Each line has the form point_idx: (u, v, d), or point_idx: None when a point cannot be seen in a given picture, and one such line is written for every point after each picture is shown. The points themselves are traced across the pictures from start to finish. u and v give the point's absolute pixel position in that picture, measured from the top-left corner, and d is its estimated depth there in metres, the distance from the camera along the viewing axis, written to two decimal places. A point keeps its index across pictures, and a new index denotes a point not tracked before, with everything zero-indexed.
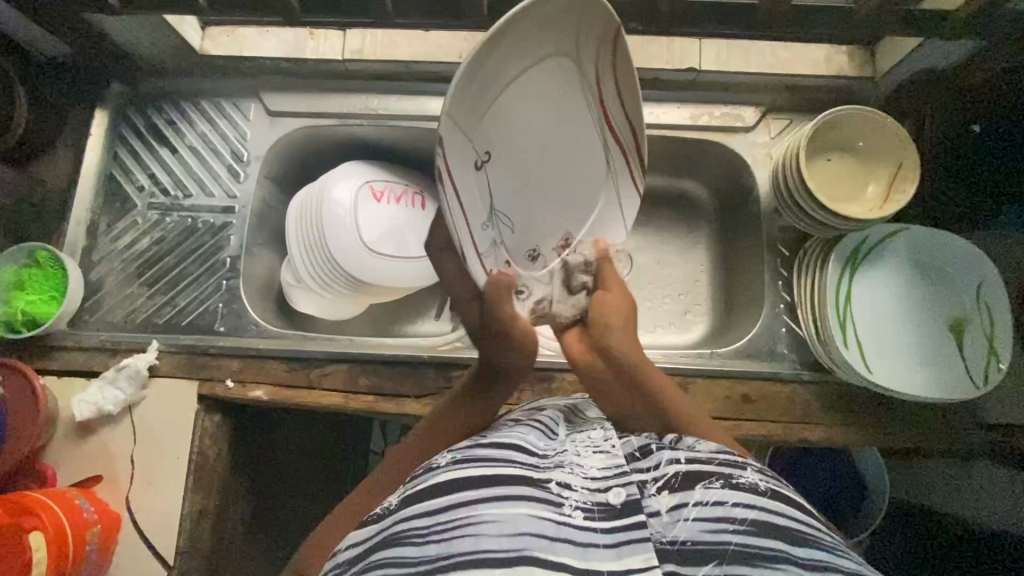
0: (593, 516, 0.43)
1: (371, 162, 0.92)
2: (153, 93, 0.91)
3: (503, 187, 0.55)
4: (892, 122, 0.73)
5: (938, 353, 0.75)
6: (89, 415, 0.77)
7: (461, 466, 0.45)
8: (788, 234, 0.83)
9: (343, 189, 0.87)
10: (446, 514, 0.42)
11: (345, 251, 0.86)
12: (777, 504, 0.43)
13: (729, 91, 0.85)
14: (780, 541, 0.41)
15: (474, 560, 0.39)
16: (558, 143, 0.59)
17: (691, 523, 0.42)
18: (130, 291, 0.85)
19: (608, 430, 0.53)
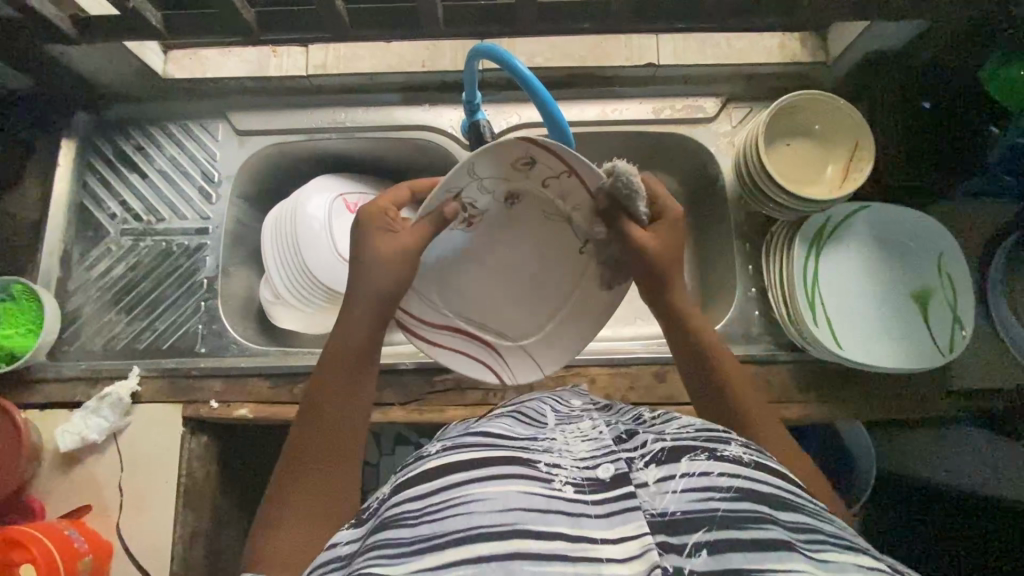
0: (583, 490, 0.44)
1: (343, 176, 0.94)
2: (119, 121, 0.91)
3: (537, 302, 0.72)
4: (846, 105, 0.75)
5: (907, 325, 0.78)
6: (74, 445, 0.77)
7: (450, 453, 0.46)
8: (754, 218, 0.85)
9: (316, 203, 0.88)
10: (438, 495, 0.43)
11: (324, 264, 0.87)
12: (761, 473, 0.44)
13: (687, 85, 0.88)
14: (767, 506, 0.41)
15: (468, 537, 0.40)
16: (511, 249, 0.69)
17: (678, 494, 0.42)
18: (107, 318, 0.85)
19: (596, 420, 0.54)
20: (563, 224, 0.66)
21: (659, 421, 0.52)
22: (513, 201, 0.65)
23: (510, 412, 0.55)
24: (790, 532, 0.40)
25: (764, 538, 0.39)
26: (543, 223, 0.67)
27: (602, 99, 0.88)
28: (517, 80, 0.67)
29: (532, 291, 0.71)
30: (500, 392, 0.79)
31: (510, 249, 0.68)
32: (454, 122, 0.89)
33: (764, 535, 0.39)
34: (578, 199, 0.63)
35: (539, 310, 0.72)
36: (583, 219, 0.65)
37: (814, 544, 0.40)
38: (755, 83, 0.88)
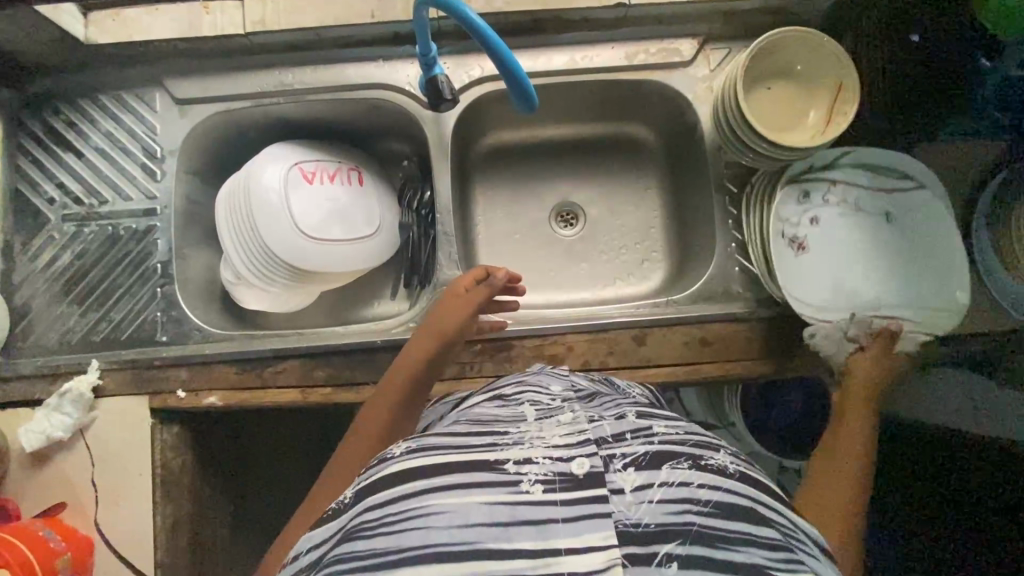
0: (555, 487, 0.42)
1: (300, 147, 0.87)
2: (48, 94, 0.84)
3: (876, 266, 0.74)
4: (830, 42, 0.70)
5: (894, 274, 0.74)
6: (39, 444, 0.74)
7: (417, 457, 0.46)
8: (735, 169, 0.81)
9: (275, 180, 0.83)
10: (394, 506, 0.42)
11: (288, 244, 0.82)
12: (744, 486, 0.45)
13: (662, 25, 0.81)
14: (745, 524, 0.42)
15: (425, 554, 0.39)
16: (829, 252, 0.75)
17: (654, 505, 0.42)
18: (59, 310, 0.81)
19: (577, 414, 0.53)
20: (873, 207, 0.76)
21: (642, 422, 0.52)
22: (814, 217, 0.76)
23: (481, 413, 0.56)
24: (766, 554, 0.41)
25: (735, 560, 0.40)
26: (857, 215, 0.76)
27: (570, 45, 0.82)
28: (467, 29, 0.63)
29: (873, 282, 0.74)
30: (476, 366, 0.77)
31: (883, 244, 0.75)
32: (411, 78, 0.82)
33: (737, 557, 0.40)
34: (837, 186, 0.76)
35: (880, 272, 0.74)
36: (877, 201, 0.76)
37: (788, 564, 0.41)
38: (734, 21, 0.82)
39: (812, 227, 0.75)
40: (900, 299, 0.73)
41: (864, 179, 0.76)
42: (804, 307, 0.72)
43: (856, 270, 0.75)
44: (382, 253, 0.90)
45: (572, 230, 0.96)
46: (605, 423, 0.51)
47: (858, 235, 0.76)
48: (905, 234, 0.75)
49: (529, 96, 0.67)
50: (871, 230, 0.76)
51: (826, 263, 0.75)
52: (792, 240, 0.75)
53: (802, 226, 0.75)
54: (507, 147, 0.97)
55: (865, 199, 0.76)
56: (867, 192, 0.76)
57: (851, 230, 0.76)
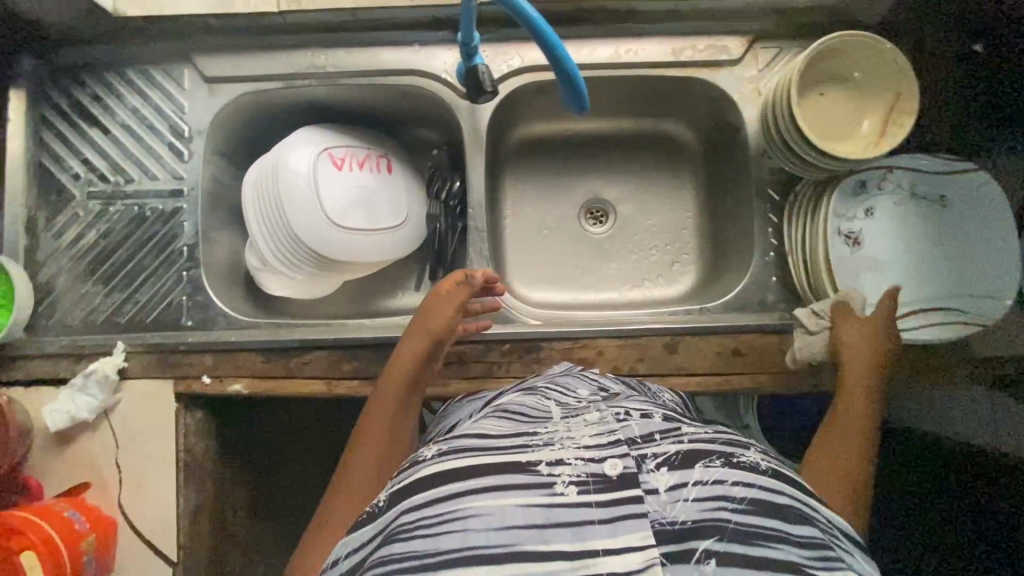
0: (588, 490, 0.41)
1: (326, 127, 0.86)
2: (72, 65, 0.81)
3: (930, 261, 0.72)
4: (893, 49, 0.66)
5: (950, 280, 0.71)
6: (64, 424, 0.74)
7: (449, 458, 0.45)
8: (778, 176, 0.78)
9: (298, 158, 0.81)
10: (431, 507, 0.42)
11: (311, 218, 0.80)
12: (777, 483, 0.44)
13: (711, 20, 0.78)
14: (782, 521, 0.41)
15: (464, 557, 0.39)
16: (881, 249, 0.72)
17: (690, 503, 0.41)
18: (84, 290, 0.80)
19: (604, 412, 0.52)
20: (931, 201, 0.72)
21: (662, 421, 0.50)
22: (870, 210, 0.72)
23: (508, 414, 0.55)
24: (801, 550, 0.40)
25: (773, 557, 0.39)
26: (914, 210, 0.72)
27: (614, 37, 0.79)
28: (523, 23, 0.60)
29: (927, 279, 0.71)
30: (504, 365, 0.76)
31: (939, 238, 0.72)
32: (448, 65, 0.80)
33: (773, 554, 0.39)
34: (895, 179, 0.72)
35: (935, 269, 0.71)
36: (935, 195, 0.72)
37: (825, 561, 0.40)
38: (787, 19, 0.78)
39: (866, 219, 0.72)
40: (953, 286, 0.70)
41: (921, 160, 0.72)
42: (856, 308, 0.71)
43: (909, 267, 0.72)
44: (408, 243, 0.88)
45: (602, 228, 0.94)
46: (632, 417, 0.50)
47: (914, 230, 0.72)
48: (965, 227, 0.71)
49: (579, 94, 0.64)
50: (927, 223, 0.72)
51: (878, 263, 0.72)
52: (847, 236, 0.72)
53: (856, 221, 0.72)
54: (539, 140, 0.95)
55: (922, 194, 0.72)
56: (921, 175, 0.72)
57: (906, 229, 0.72)
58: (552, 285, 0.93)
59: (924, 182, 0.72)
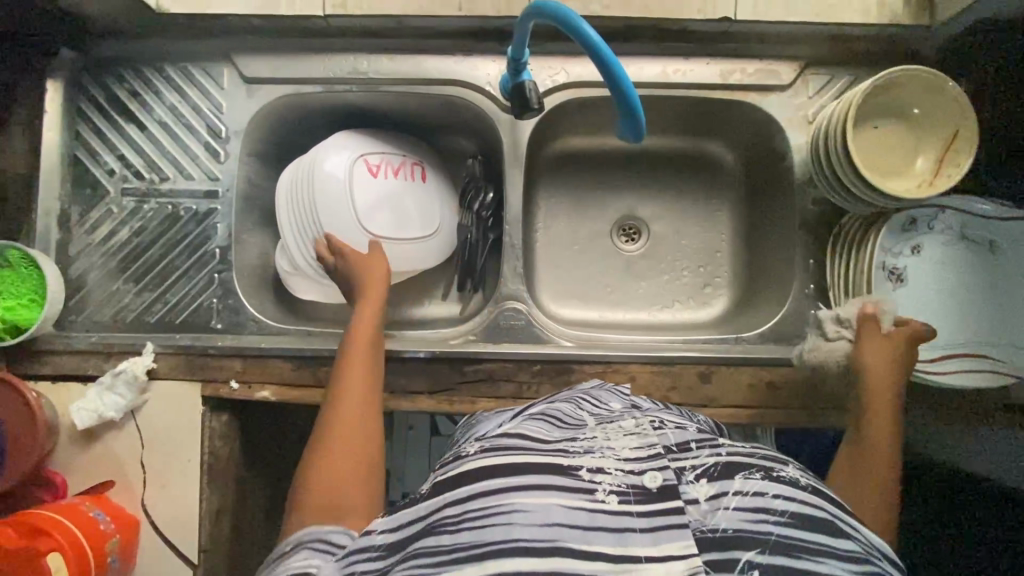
0: (629, 499, 0.41)
1: (363, 132, 0.84)
2: (109, 59, 0.80)
3: (978, 307, 0.70)
4: (953, 87, 0.65)
5: (994, 327, 0.69)
6: (91, 422, 0.74)
7: (496, 455, 0.44)
8: (822, 207, 0.77)
9: (335, 164, 0.80)
10: (475, 501, 0.40)
11: (345, 227, 0.80)
12: (819, 499, 0.42)
13: (763, 44, 0.76)
14: (825, 536, 0.39)
15: (509, 550, 0.37)
16: (927, 291, 0.70)
17: (730, 512, 0.40)
18: (115, 288, 0.79)
19: (640, 421, 0.51)
20: (982, 246, 0.70)
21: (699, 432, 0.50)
22: (917, 249, 0.71)
23: (547, 415, 0.54)
24: (847, 565, 0.38)
25: (817, 571, 0.37)
26: (964, 254, 0.70)
27: (662, 56, 0.77)
28: (584, 48, 0.58)
29: (972, 326, 0.69)
30: (534, 386, 0.75)
31: (988, 285, 0.70)
32: (492, 77, 0.78)
33: (817, 569, 0.37)
34: (945, 220, 0.71)
35: (981, 316, 0.70)
36: (986, 240, 0.70)
37: None
38: (840, 47, 0.76)
39: (912, 256, 0.71)
40: (994, 334, 0.69)
41: (975, 204, 0.70)
42: None
43: (955, 311, 0.70)
44: (435, 255, 0.86)
45: (635, 246, 0.92)
46: (667, 428, 0.50)
47: (961, 274, 0.70)
48: (1014, 274, 0.69)
49: (638, 126, 0.62)
50: (976, 270, 0.70)
51: (924, 303, 0.70)
52: (891, 272, 0.71)
53: (902, 257, 0.71)
54: (574, 154, 0.93)
55: (974, 237, 0.70)
56: (974, 217, 0.70)
57: (954, 272, 0.70)
58: (579, 301, 0.91)
59: (976, 225, 0.70)
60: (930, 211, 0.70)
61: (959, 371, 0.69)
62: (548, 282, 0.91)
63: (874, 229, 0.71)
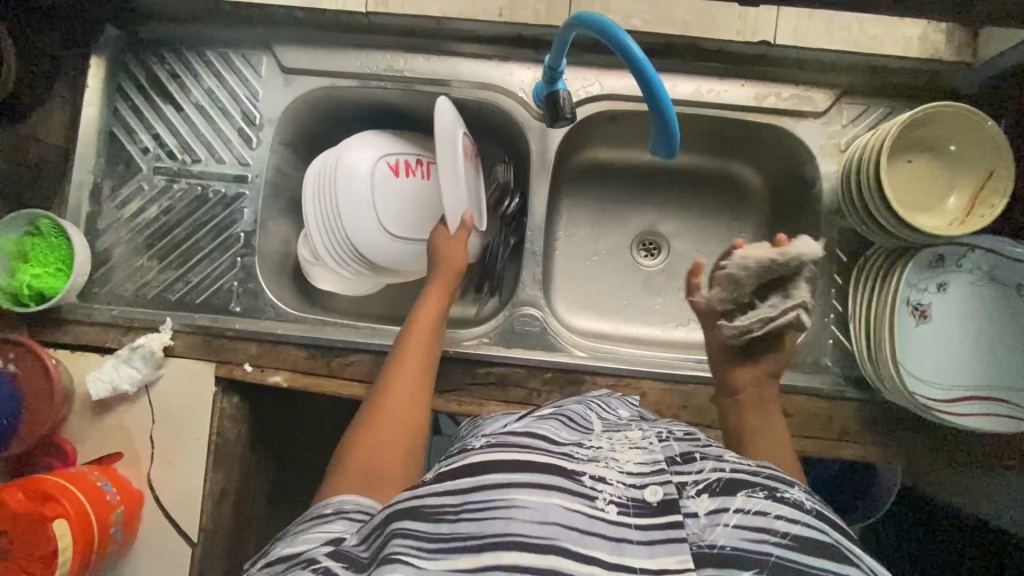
0: (628, 511, 0.41)
1: (450, 106, 0.74)
2: (151, 40, 0.82)
3: (1002, 351, 0.68)
4: (992, 125, 0.64)
5: (1019, 373, 0.67)
6: (105, 393, 0.75)
7: (496, 450, 0.43)
8: (848, 237, 0.76)
9: (448, 139, 0.71)
10: (475, 493, 0.41)
11: (453, 210, 0.73)
12: (823, 524, 0.41)
13: (801, 70, 0.76)
14: (827, 560, 0.39)
15: (506, 543, 0.38)
16: (950, 332, 0.69)
17: (730, 530, 0.40)
18: (139, 263, 0.80)
19: (647, 431, 0.51)
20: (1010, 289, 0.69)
21: (713, 448, 0.50)
22: (943, 286, 0.69)
23: (556, 415, 0.54)
24: None
25: None
26: (989, 296, 0.69)
27: (698, 74, 0.76)
28: (625, 61, 0.58)
29: (994, 370, 0.68)
30: (544, 393, 0.75)
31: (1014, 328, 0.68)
32: (526, 85, 0.79)
33: None
34: (975, 260, 0.69)
35: (1004, 360, 0.68)
36: (1016, 283, 0.68)
37: None
38: (879, 78, 0.76)
39: (937, 293, 0.69)
40: (1018, 379, 0.67)
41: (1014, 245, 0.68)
42: (912, 380, 0.68)
43: (978, 355, 0.69)
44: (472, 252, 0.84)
45: (653, 261, 0.91)
46: (674, 440, 0.50)
47: (985, 316, 0.69)
48: None
49: (673, 140, 0.61)
50: (1004, 313, 0.68)
51: (945, 342, 0.69)
52: (915, 307, 0.69)
53: (927, 293, 0.69)
54: (600, 165, 0.93)
55: (1003, 280, 0.69)
56: (1007, 259, 0.68)
57: (978, 314, 0.69)
58: (594, 312, 0.91)
59: (1004, 267, 0.69)
60: (959, 250, 0.69)
61: (981, 417, 0.67)
62: (565, 292, 0.91)
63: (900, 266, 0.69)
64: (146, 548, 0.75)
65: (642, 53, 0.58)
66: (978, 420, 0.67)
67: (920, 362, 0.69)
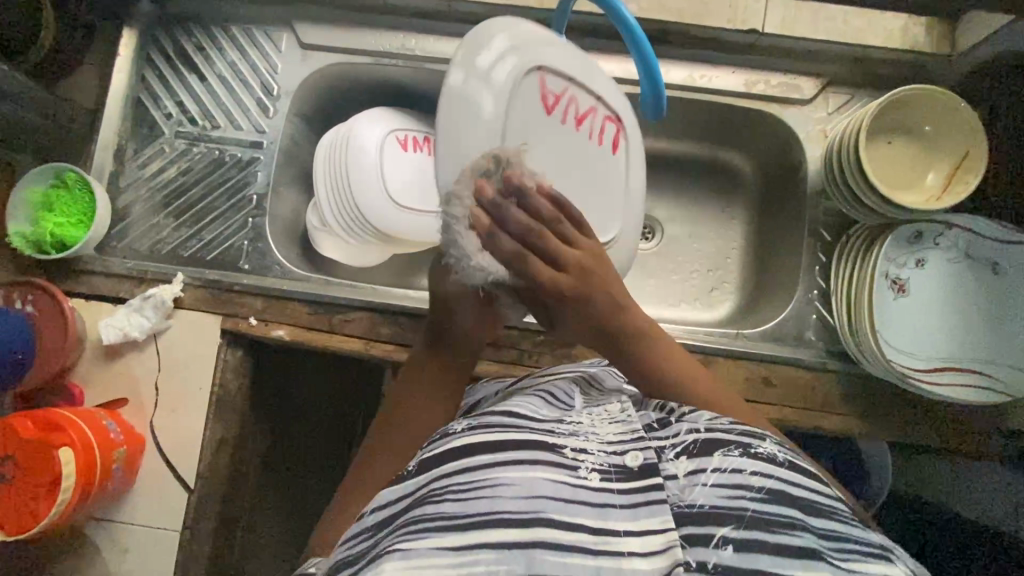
0: (610, 477, 0.43)
1: (596, 68, 0.68)
2: (180, 14, 0.87)
3: (974, 324, 0.72)
4: (966, 108, 0.67)
5: (991, 345, 0.71)
6: (116, 339, 0.78)
7: (480, 432, 0.46)
8: (832, 218, 0.80)
9: (497, 65, 0.57)
10: (461, 475, 0.43)
11: (467, 140, 0.55)
12: (796, 476, 0.42)
13: (788, 58, 0.80)
14: (799, 511, 0.40)
15: (492, 520, 0.39)
16: (928, 306, 0.72)
17: (708, 488, 0.41)
18: (156, 221, 0.85)
19: (624, 403, 0.54)
20: (982, 266, 0.72)
21: (691, 412, 0.50)
22: (921, 261, 0.73)
23: (539, 391, 0.56)
24: (819, 538, 0.39)
25: (789, 546, 0.38)
26: (962, 271, 0.73)
27: (692, 60, 0.81)
28: (620, 28, 0.63)
29: (967, 341, 0.71)
30: (536, 355, 0.78)
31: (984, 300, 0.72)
32: None
33: (790, 542, 0.38)
34: (951, 239, 0.73)
35: (977, 333, 0.71)
36: (985, 260, 0.72)
37: (843, 554, 0.39)
38: (864, 69, 0.80)
39: (915, 269, 0.72)
40: (992, 353, 0.71)
41: (985, 225, 0.72)
42: (892, 349, 0.70)
43: (952, 327, 0.72)
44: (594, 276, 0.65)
45: (648, 244, 0.93)
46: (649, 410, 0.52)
47: (958, 290, 0.73)
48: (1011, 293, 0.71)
49: (659, 101, 0.66)
50: (974, 287, 0.72)
51: (923, 315, 0.72)
52: (894, 281, 0.72)
53: (906, 268, 0.72)
54: None
55: (976, 257, 0.72)
56: (981, 238, 0.72)
57: (953, 288, 0.73)
58: None
59: (978, 244, 0.72)
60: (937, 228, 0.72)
61: (959, 391, 0.70)
62: None
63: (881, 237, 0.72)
64: (144, 493, 0.77)
65: (630, 13, 0.62)
66: (956, 393, 0.70)
67: (900, 334, 0.71)
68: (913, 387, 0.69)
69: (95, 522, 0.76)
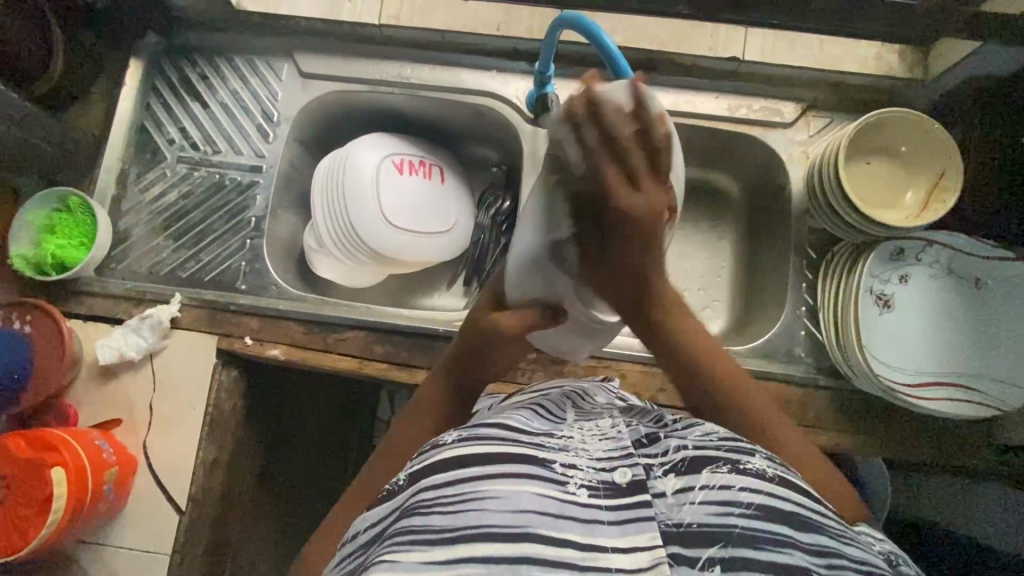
0: (598, 493, 0.40)
1: None
2: (186, 46, 0.91)
3: (959, 338, 0.73)
4: (940, 128, 0.71)
5: (976, 359, 0.72)
6: (112, 359, 0.79)
7: (470, 444, 0.42)
8: (817, 236, 0.82)
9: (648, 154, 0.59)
10: (450, 486, 0.40)
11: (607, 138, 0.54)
12: (785, 491, 0.40)
13: (769, 84, 0.83)
14: (789, 528, 0.38)
15: (476, 535, 0.37)
16: (914, 322, 0.74)
17: (695, 506, 0.39)
18: (155, 243, 0.87)
19: (615, 419, 0.50)
20: (964, 282, 0.74)
21: (681, 421, 0.47)
22: (905, 276, 0.74)
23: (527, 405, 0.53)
24: (810, 556, 0.37)
25: (780, 563, 0.36)
26: (944, 287, 0.74)
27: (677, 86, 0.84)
28: (603, 56, 0.64)
29: (952, 356, 0.72)
30: (528, 372, 0.78)
31: (966, 314, 0.74)
32: (520, 92, 0.87)
33: (779, 559, 0.36)
34: (933, 255, 0.74)
35: (961, 347, 0.73)
36: (965, 276, 0.74)
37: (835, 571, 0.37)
38: (841, 93, 0.83)
39: (899, 284, 0.74)
40: (976, 366, 0.72)
41: (964, 241, 0.74)
42: (880, 364, 0.71)
43: (937, 342, 0.73)
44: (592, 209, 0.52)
45: None
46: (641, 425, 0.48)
47: (942, 304, 0.74)
48: (993, 309, 0.73)
49: None
50: (958, 301, 0.74)
51: (908, 330, 0.73)
52: (879, 297, 0.73)
53: (890, 284, 0.74)
54: None
55: (957, 273, 0.74)
56: (960, 254, 0.74)
57: (937, 303, 0.74)
58: None
59: (957, 260, 0.74)
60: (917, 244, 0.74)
61: (949, 405, 0.71)
62: None
63: (865, 254, 0.73)
64: (134, 514, 0.76)
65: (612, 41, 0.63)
66: (946, 408, 0.71)
67: (887, 350, 0.72)
68: (903, 403, 0.70)
69: (84, 544, 0.76)
